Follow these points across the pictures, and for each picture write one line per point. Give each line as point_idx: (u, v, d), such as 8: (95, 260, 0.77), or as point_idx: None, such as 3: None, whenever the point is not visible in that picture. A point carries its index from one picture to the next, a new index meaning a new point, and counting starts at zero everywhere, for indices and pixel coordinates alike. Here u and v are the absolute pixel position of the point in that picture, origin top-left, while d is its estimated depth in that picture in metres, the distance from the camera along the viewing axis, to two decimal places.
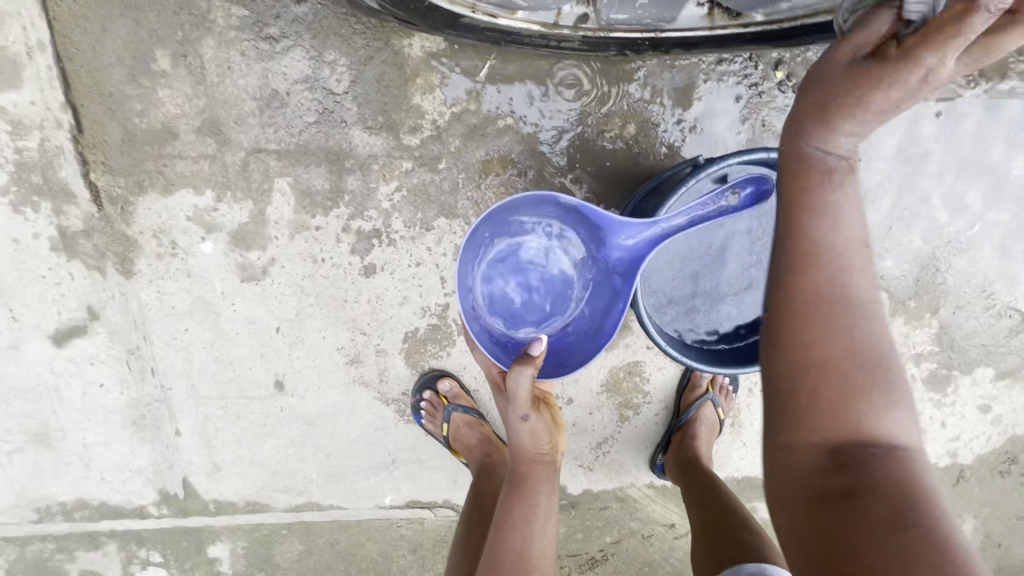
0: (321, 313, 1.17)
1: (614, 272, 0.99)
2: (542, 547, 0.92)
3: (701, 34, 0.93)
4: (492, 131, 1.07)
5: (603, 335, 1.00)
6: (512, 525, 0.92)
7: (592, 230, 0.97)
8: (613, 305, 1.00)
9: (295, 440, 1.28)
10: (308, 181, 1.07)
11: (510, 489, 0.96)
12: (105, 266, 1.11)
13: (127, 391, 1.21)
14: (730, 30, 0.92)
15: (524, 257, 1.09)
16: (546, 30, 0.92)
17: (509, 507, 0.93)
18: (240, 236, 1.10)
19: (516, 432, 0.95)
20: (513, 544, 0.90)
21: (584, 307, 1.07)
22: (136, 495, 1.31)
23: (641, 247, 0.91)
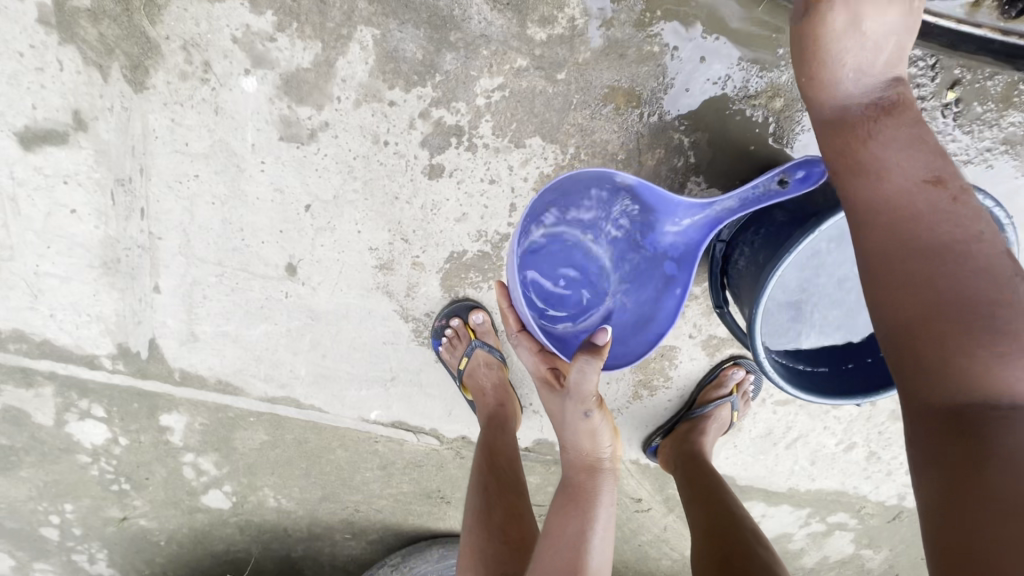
0: (364, 203, 0.99)
1: (664, 259, 0.91)
2: (600, 561, 0.85)
3: (946, 20, 0.88)
4: (633, 55, 0.89)
5: (658, 325, 0.92)
6: (563, 532, 0.85)
7: (636, 213, 0.90)
8: (666, 292, 0.92)
9: (291, 332, 1.13)
10: (398, 42, 0.87)
11: (566, 497, 0.90)
12: (109, 67, 0.88)
13: (103, 226, 1.00)
14: (987, 32, 0.88)
15: (558, 249, 0.98)
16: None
17: (561, 517, 0.87)
18: (295, 83, 0.89)
19: (574, 434, 0.88)
20: (566, 557, 0.83)
21: (623, 300, 0.97)
22: (89, 343, 1.14)
23: (695, 233, 0.86)
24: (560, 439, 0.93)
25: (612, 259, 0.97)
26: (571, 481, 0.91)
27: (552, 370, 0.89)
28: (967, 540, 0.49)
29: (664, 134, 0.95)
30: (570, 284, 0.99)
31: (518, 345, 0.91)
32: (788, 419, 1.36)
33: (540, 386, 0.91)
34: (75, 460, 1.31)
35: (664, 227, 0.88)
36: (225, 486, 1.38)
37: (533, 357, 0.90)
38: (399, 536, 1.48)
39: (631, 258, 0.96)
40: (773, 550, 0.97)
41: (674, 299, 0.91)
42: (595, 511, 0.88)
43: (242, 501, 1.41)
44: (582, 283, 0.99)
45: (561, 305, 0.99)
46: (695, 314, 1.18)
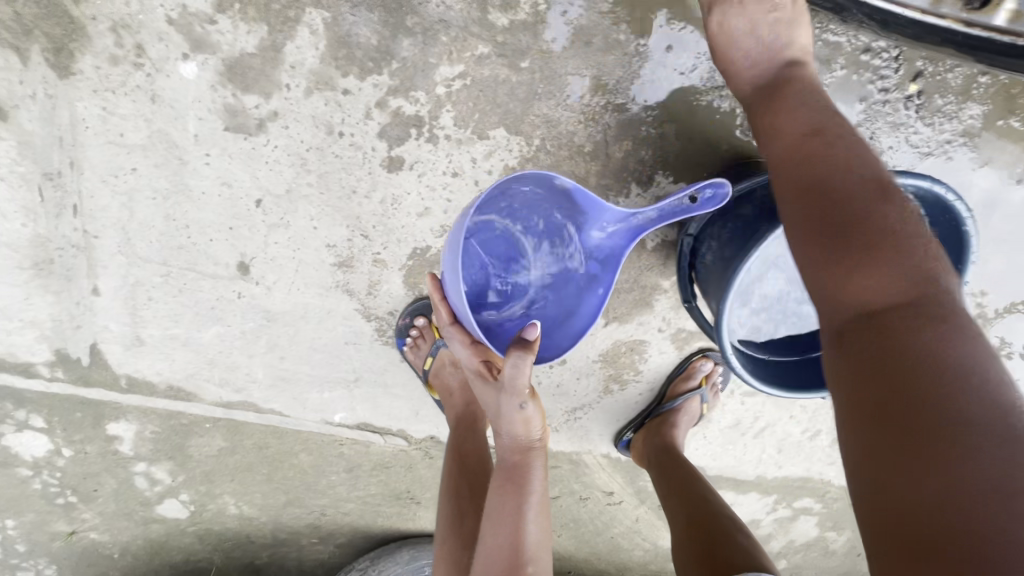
0: (319, 198, 0.94)
1: (589, 258, 0.90)
2: (538, 540, 0.83)
3: (913, 11, 0.90)
4: (599, 43, 0.86)
5: (581, 321, 0.90)
6: (503, 519, 0.83)
7: (566, 214, 0.88)
8: (588, 290, 0.91)
9: (246, 334, 1.08)
10: (351, 26, 0.82)
11: (501, 479, 0.86)
12: (29, 49, 0.80)
13: (32, 225, 0.93)
14: (948, 23, 0.91)
15: (484, 238, 0.92)
16: None
17: (499, 501, 0.85)
18: (239, 70, 0.83)
19: (507, 424, 0.84)
20: (504, 540, 0.82)
21: (545, 293, 0.94)
22: (23, 350, 1.06)
23: (619, 238, 0.86)
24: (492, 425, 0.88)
25: (535, 253, 0.93)
26: (503, 465, 0.87)
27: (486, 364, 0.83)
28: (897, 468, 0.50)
29: (631, 126, 0.92)
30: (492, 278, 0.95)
31: (450, 338, 0.85)
32: (755, 409, 1.38)
33: (472, 377, 0.85)
34: (15, 473, 1.23)
35: (590, 229, 0.87)
36: (182, 495, 1.32)
37: (465, 350, 0.83)
38: (368, 539, 1.44)
39: (554, 253, 0.93)
40: (753, 535, 0.97)
41: (596, 298, 0.90)
42: (530, 490, 0.85)
43: (201, 510, 1.35)
44: (503, 275, 0.95)
45: (483, 297, 0.94)
46: (665, 307, 1.17)
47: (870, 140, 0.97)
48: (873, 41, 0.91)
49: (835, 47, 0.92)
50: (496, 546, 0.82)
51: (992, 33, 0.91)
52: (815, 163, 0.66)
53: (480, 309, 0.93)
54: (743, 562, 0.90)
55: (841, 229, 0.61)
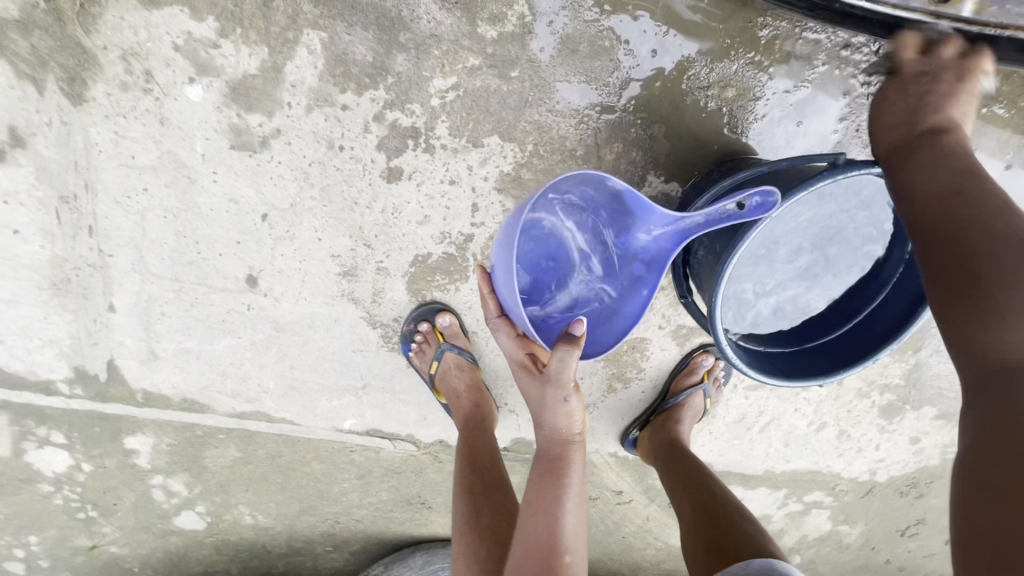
0: (322, 210, 0.98)
1: (635, 260, 0.90)
2: (575, 528, 0.85)
3: (884, 6, 0.84)
4: (586, 50, 0.89)
5: (623, 320, 0.92)
6: (542, 509, 0.85)
7: (616, 214, 0.89)
8: (632, 290, 0.92)
9: (256, 344, 1.11)
10: (348, 45, 0.85)
11: (540, 470, 0.88)
12: (44, 80, 0.84)
13: (50, 247, 0.97)
14: (918, 16, 0.84)
15: (535, 234, 0.96)
16: None
17: (538, 488, 0.86)
18: (243, 90, 0.86)
19: (550, 414, 0.86)
20: (543, 526, 0.84)
21: (590, 289, 0.97)
22: (43, 368, 1.10)
23: (665, 242, 0.84)
24: (534, 416, 0.90)
25: (584, 250, 0.96)
26: (543, 456, 0.89)
27: (530, 357, 0.87)
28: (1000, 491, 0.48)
29: (621, 127, 0.95)
30: (542, 274, 0.98)
31: (498, 330, 0.89)
32: (759, 403, 1.39)
33: (517, 369, 0.89)
34: (38, 489, 1.27)
35: (637, 231, 0.87)
36: (198, 506, 1.35)
37: (511, 342, 0.88)
38: (382, 545, 1.46)
39: (603, 250, 0.94)
40: (758, 524, 0.98)
41: (640, 298, 0.91)
42: (569, 479, 0.87)
43: (217, 521, 1.37)
44: (554, 272, 0.98)
45: (530, 292, 0.98)
46: (664, 305, 1.19)
47: (857, 132, 0.99)
48: (852, 37, 0.93)
49: (816, 45, 0.93)
50: (535, 532, 0.83)
51: (962, 25, 0.83)
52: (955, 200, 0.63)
53: (527, 303, 0.97)
54: (748, 550, 0.92)
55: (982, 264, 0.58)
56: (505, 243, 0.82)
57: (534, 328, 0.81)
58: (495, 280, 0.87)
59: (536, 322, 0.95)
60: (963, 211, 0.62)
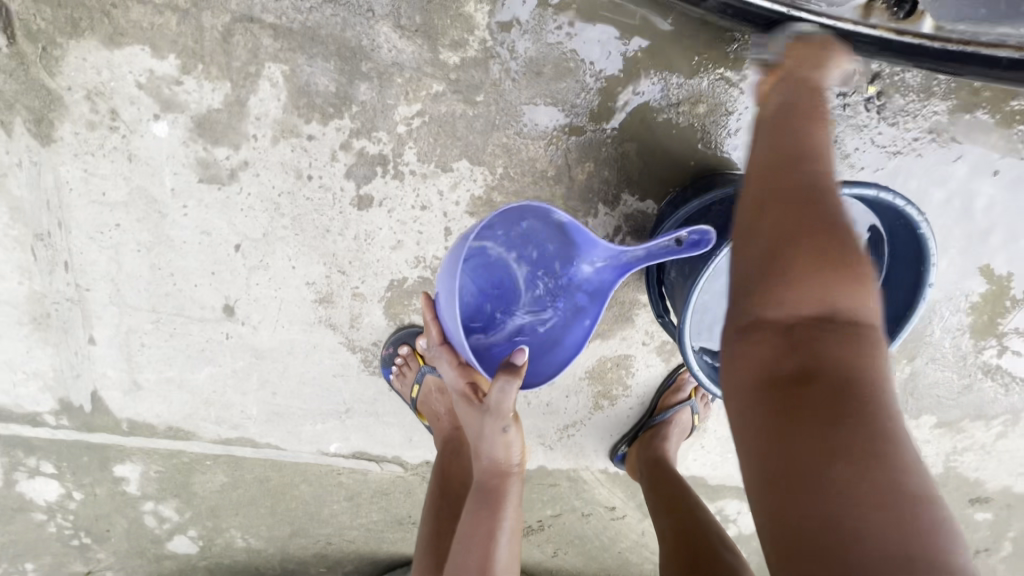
0: (295, 238, 0.98)
1: (578, 290, 0.91)
2: (507, 564, 0.83)
3: (846, 23, 0.86)
4: (551, 72, 0.88)
5: (566, 350, 0.91)
6: (471, 542, 0.82)
7: (562, 244, 0.88)
8: (574, 320, 0.92)
9: (237, 372, 1.11)
10: (310, 76, 0.85)
11: (475, 502, 0.86)
12: (12, 121, 0.84)
13: (28, 283, 0.98)
14: (878, 33, 0.87)
15: (477, 262, 0.93)
16: None
17: (472, 520, 0.84)
18: (208, 125, 0.87)
19: (488, 445, 0.84)
20: (472, 559, 0.82)
21: (530, 319, 0.95)
22: (29, 400, 1.11)
23: (608, 274, 0.86)
24: (474, 446, 0.88)
25: (526, 280, 0.95)
26: (480, 488, 0.87)
27: (471, 386, 0.84)
28: (795, 474, 0.50)
29: (593, 147, 0.94)
30: (483, 302, 0.95)
31: (439, 358, 0.85)
32: None
33: (459, 399, 0.86)
34: (31, 518, 1.28)
35: (580, 261, 0.88)
36: (190, 531, 1.35)
37: (452, 371, 0.85)
38: (375, 565, 1.46)
39: (544, 281, 0.93)
40: (738, 554, 0.96)
41: (582, 328, 0.91)
42: (504, 514, 0.85)
43: (209, 545, 1.38)
44: (495, 301, 0.95)
45: (472, 321, 0.94)
46: (646, 321, 1.18)
47: (834, 143, 0.98)
48: None
49: None
50: (463, 564, 0.82)
51: (922, 41, 0.87)
52: (792, 174, 0.62)
53: (470, 332, 0.93)
54: None
55: (805, 255, 0.57)
56: (451, 268, 0.79)
57: (475, 356, 0.78)
58: (439, 306, 0.83)
59: (479, 351, 0.92)
60: (787, 197, 0.60)
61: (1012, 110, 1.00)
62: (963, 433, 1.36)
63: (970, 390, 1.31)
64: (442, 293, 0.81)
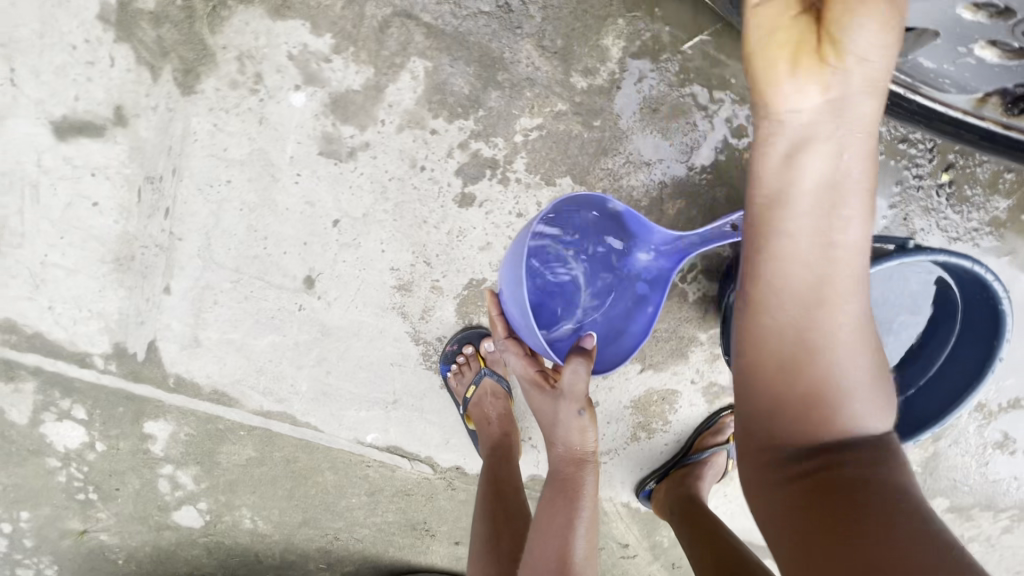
0: (392, 224, 1.01)
1: (636, 281, 0.97)
2: (585, 555, 0.83)
3: (954, 111, 0.88)
4: (666, 111, 0.95)
5: (633, 336, 0.96)
6: (552, 529, 0.83)
7: (617, 238, 0.96)
8: (637, 309, 0.97)
9: (299, 345, 1.12)
10: (448, 76, 0.91)
11: (551, 491, 0.87)
12: (162, 68, 0.89)
13: (123, 223, 0.99)
14: (987, 122, 0.88)
15: (535, 262, 0.98)
16: None
17: (550, 509, 0.85)
18: (343, 103, 0.92)
19: (563, 432, 0.86)
20: (552, 552, 0.81)
21: (594, 314, 0.99)
22: (83, 340, 1.10)
23: (665, 262, 0.93)
24: (546, 435, 0.90)
25: (585, 276, 0.99)
26: (554, 475, 0.88)
27: (541, 373, 0.88)
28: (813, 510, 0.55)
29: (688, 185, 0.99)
30: (547, 301, 0.99)
31: (505, 351, 0.91)
32: None
33: (529, 390, 0.90)
34: (43, 464, 1.24)
35: (638, 253, 0.95)
36: (201, 503, 1.32)
37: (521, 361, 0.90)
38: (377, 569, 1.42)
39: (602, 277, 0.98)
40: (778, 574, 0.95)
41: (645, 315, 0.97)
42: (580, 502, 0.86)
43: (216, 521, 1.34)
44: (556, 298, 0.99)
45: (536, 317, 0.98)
46: (699, 359, 1.21)
47: (904, 221, 1.04)
48: (909, 134, 1.00)
49: (876, 136, 1.00)
50: (545, 555, 0.81)
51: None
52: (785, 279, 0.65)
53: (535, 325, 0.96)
54: None
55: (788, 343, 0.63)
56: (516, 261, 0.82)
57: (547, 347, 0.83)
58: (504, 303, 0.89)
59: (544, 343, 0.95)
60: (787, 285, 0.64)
61: None
62: (972, 520, 1.39)
63: (984, 479, 1.36)
64: (509, 286, 0.85)
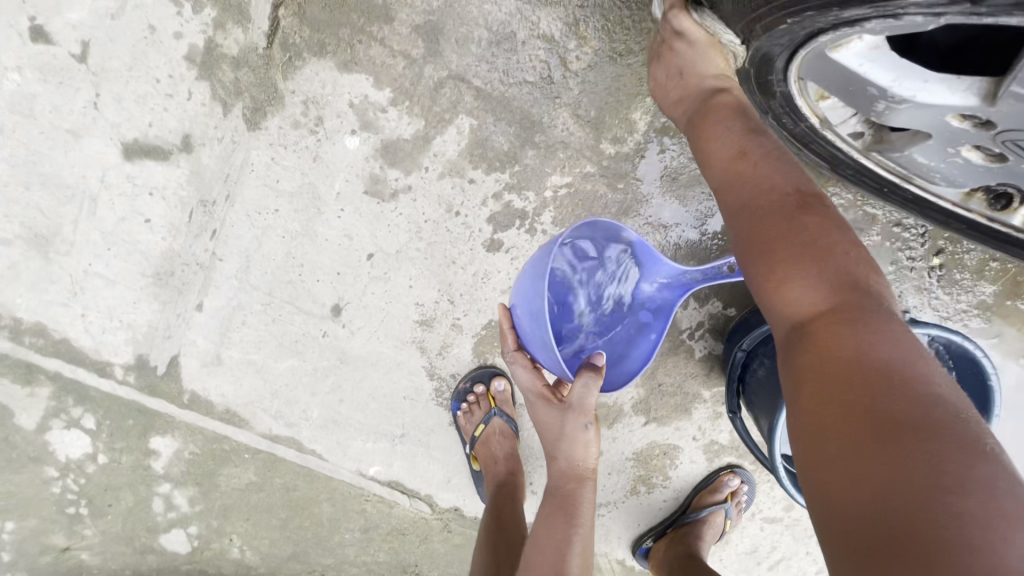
0: (422, 261, 1.08)
1: (639, 309, 1.05)
2: (579, 572, 0.87)
3: (944, 202, 0.89)
4: (685, 180, 1.04)
5: (635, 361, 1.02)
6: (550, 545, 0.87)
7: (626, 266, 1.02)
8: (639, 336, 1.05)
9: (317, 371, 1.15)
10: (490, 134, 1.00)
11: (552, 505, 0.90)
12: (232, 104, 0.98)
13: (170, 240, 1.05)
14: (973, 215, 0.88)
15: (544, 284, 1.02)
16: (817, 127, 0.83)
17: (548, 528, 0.88)
18: (393, 149, 1.01)
19: (568, 444, 0.89)
20: (550, 566, 0.85)
21: (597, 339, 1.06)
22: (108, 349, 1.13)
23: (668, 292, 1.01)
24: (551, 448, 0.92)
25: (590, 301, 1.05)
26: (556, 490, 0.91)
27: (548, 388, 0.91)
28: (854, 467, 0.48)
29: (700, 249, 1.08)
30: (554, 320, 1.03)
31: (514, 364, 0.92)
32: (773, 538, 1.37)
33: (537, 402, 0.92)
34: (41, 472, 1.22)
35: (643, 281, 1.02)
36: (191, 527, 1.28)
37: (529, 375, 0.91)
38: None
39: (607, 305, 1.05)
40: None
41: (647, 342, 1.03)
42: (579, 521, 0.89)
43: (202, 549, 1.30)
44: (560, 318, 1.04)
45: None
46: (701, 417, 1.24)
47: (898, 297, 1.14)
48: (904, 219, 1.10)
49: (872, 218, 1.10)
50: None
51: (1008, 231, 0.87)
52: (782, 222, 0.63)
53: None
54: None
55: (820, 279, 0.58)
56: (532, 283, 0.85)
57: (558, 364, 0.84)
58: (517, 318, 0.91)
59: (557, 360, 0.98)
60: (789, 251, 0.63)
61: None
62: None
63: None
64: (522, 307, 0.88)
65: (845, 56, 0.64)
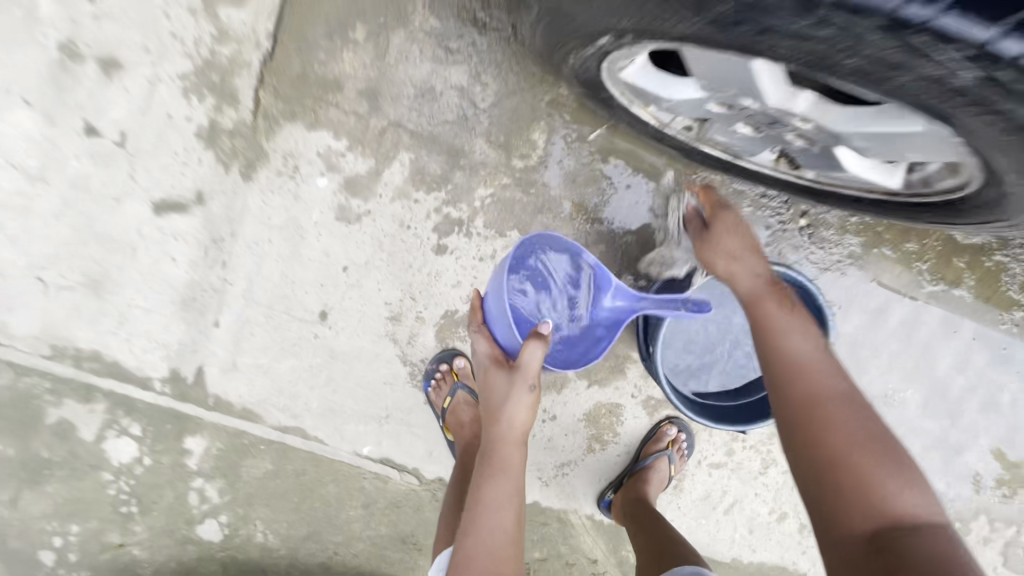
0: (386, 268, 1.36)
1: (597, 325, 1.29)
2: (512, 525, 1.08)
3: (766, 169, 1.16)
4: (583, 180, 1.32)
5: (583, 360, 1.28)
6: (490, 500, 1.08)
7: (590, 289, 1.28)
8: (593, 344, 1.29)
9: (313, 367, 1.42)
10: (425, 162, 1.31)
11: (493, 465, 1.11)
12: (231, 164, 1.31)
13: (192, 272, 1.36)
14: (790, 176, 1.15)
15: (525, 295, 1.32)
16: (657, 127, 1.13)
17: (489, 486, 1.09)
18: (353, 183, 1.31)
19: (513, 405, 1.13)
20: (492, 517, 1.06)
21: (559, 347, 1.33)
22: (149, 366, 1.42)
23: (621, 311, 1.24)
24: (497, 409, 1.15)
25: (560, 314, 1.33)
26: (496, 449, 1.12)
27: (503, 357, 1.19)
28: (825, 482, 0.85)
29: (604, 233, 1.35)
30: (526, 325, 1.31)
31: (476, 337, 1.23)
32: (722, 483, 1.55)
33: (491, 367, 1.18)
34: (98, 478, 1.49)
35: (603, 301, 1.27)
36: (222, 516, 1.53)
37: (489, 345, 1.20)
38: None
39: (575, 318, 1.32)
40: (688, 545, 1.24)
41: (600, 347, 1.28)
42: (517, 479, 1.11)
43: (232, 535, 1.54)
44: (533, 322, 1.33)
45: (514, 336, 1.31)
46: (635, 375, 1.48)
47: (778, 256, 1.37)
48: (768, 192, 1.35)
49: (742, 194, 1.35)
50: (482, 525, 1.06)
51: (815, 184, 1.14)
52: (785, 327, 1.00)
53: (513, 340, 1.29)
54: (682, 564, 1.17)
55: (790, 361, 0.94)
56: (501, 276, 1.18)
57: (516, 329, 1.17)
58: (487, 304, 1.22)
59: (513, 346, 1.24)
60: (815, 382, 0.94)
61: (907, 252, 1.38)
62: None
63: None
64: (493, 294, 1.20)
65: (637, 76, 1.01)
